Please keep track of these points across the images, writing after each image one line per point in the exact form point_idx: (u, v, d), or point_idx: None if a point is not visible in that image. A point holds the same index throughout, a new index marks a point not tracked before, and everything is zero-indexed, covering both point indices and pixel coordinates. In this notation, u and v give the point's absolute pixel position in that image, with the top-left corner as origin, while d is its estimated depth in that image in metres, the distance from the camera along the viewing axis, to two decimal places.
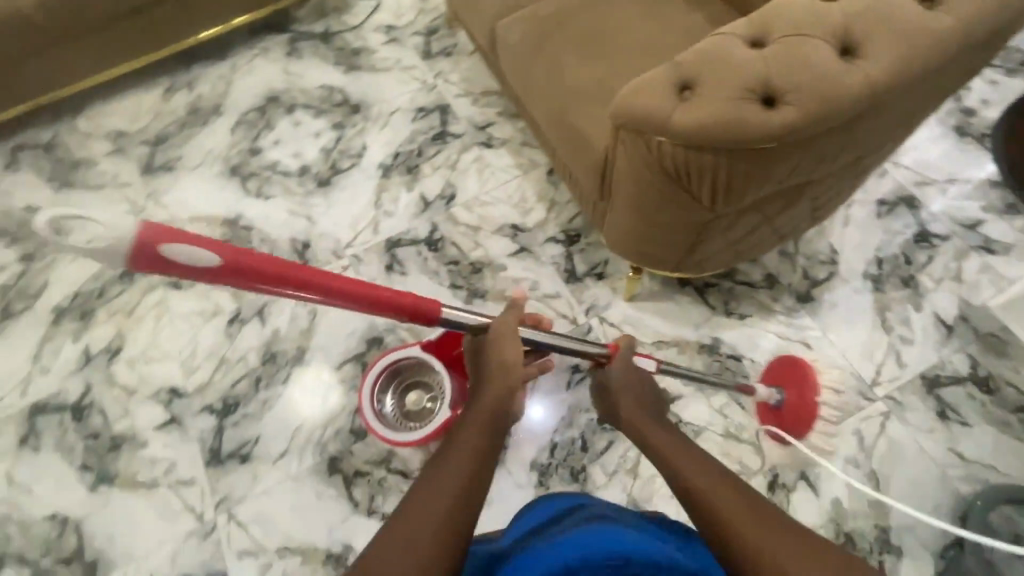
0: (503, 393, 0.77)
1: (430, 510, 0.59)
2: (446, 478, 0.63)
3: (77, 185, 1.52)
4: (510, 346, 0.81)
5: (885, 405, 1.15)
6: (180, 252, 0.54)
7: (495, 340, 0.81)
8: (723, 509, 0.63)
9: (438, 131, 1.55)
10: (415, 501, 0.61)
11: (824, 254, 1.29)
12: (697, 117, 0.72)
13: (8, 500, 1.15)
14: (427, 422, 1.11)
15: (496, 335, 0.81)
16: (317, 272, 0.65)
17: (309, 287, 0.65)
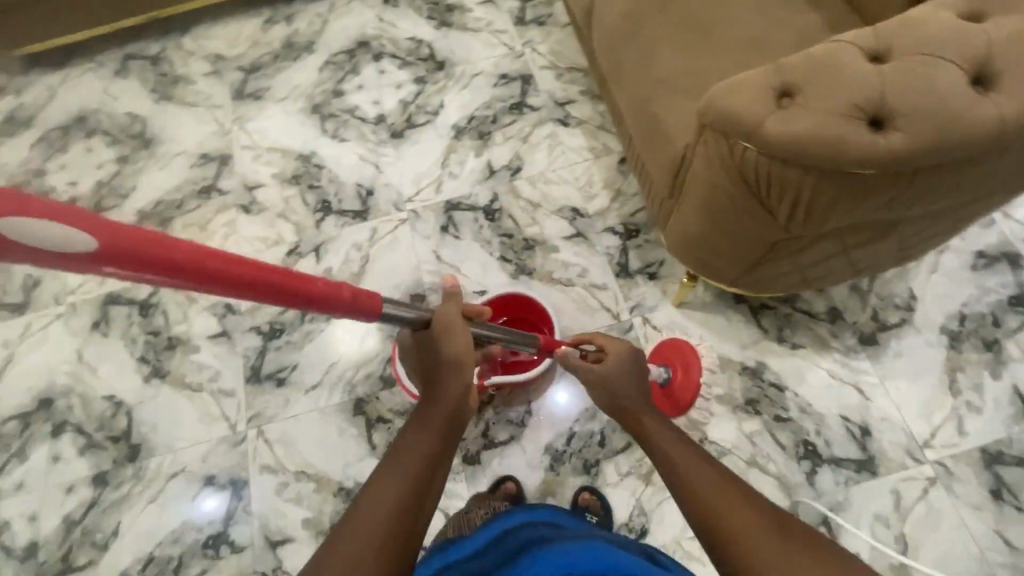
0: (460, 391, 0.69)
1: (380, 517, 0.55)
2: (396, 481, 0.58)
3: (175, 99, 1.62)
4: (458, 342, 0.72)
5: (933, 470, 1.06)
6: (38, 233, 0.34)
7: (440, 336, 0.72)
8: (727, 520, 0.60)
9: (517, 101, 1.52)
10: (361, 509, 0.56)
11: (901, 298, 1.20)
12: (793, 128, 0.66)
13: (75, 374, 1.27)
14: None
15: (440, 330, 0.72)
16: (235, 257, 0.47)
17: (239, 284, 0.48)
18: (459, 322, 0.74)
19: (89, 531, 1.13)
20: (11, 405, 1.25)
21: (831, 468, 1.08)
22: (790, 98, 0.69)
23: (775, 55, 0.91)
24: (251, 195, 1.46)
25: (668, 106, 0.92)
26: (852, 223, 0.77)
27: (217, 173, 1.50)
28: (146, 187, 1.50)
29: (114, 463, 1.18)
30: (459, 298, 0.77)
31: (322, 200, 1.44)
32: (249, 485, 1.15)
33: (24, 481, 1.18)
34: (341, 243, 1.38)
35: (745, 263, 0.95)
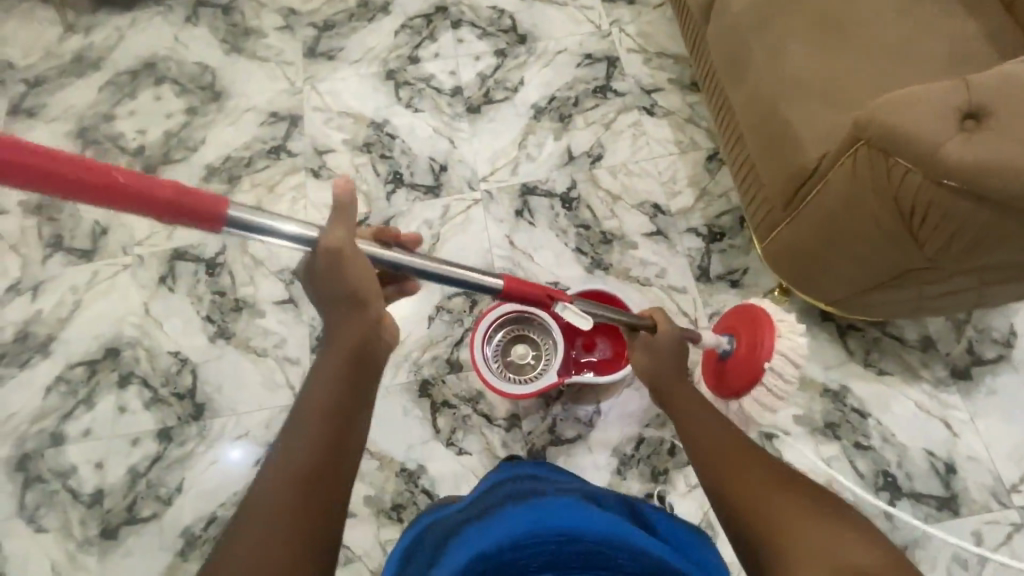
0: (358, 334, 0.66)
1: (286, 478, 0.55)
2: (299, 445, 0.58)
3: (245, 52, 1.57)
4: (354, 273, 0.65)
5: (1019, 516, 1.02)
6: None
7: (331, 267, 0.64)
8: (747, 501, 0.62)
9: (601, 84, 1.45)
10: (268, 475, 0.56)
11: (999, 333, 1.13)
12: (978, 156, 0.61)
13: (141, 326, 1.27)
14: (528, 377, 1.12)
15: (328, 261, 0.64)
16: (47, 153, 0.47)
17: (54, 180, 0.48)
18: (357, 255, 0.66)
19: (153, 484, 1.14)
20: (78, 352, 1.26)
21: (910, 503, 1.04)
22: (974, 122, 0.64)
23: (925, 64, 0.84)
24: (321, 160, 1.43)
25: (800, 109, 0.85)
26: (999, 260, 0.72)
27: (287, 134, 1.46)
28: (215, 142, 1.47)
29: (179, 420, 1.19)
30: (348, 221, 0.64)
31: (393, 171, 1.40)
32: None
33: (90, 428, 1.19)
34: (412, 218, 1.34)
35: (854, 288, 0.90)
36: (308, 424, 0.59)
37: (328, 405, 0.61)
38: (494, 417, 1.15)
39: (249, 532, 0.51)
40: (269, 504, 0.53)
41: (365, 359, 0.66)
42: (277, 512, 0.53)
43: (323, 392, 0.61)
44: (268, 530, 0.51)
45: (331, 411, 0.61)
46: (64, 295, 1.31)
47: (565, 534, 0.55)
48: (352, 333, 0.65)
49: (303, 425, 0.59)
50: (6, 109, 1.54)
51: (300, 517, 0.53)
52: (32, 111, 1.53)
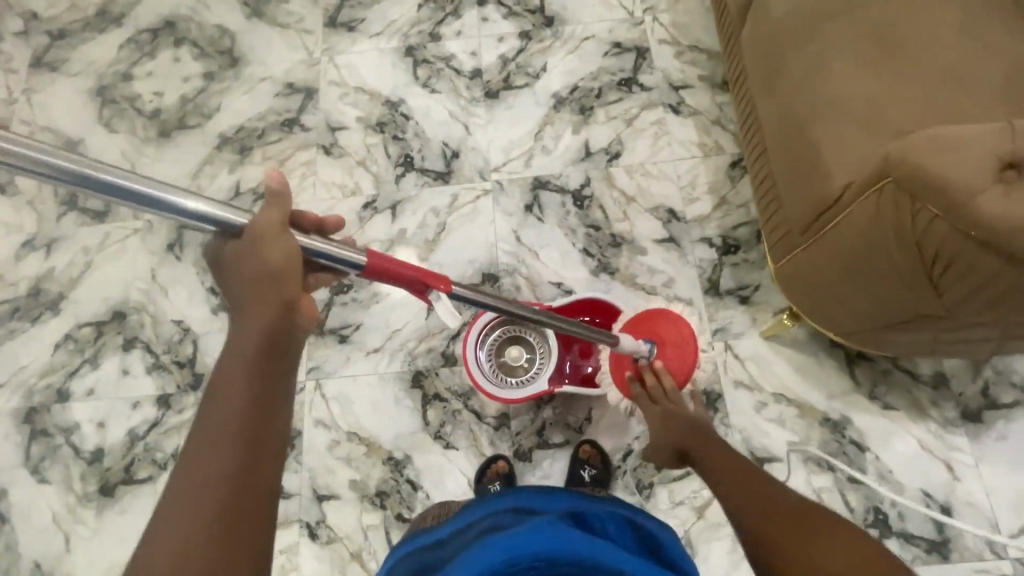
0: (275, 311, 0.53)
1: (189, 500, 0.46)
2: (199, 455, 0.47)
3: (265, 17, 1.53)
4: (275, 249, 0.53)
5: (1011, 567, 0.99)
6: None
7: (249, 246, 0.52)
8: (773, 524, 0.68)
9: (627, 76, 1.38)
10: (174, 493, 0.46)
11: (1020, 377, 1.08)
12: (1013, 211, 0.57)
13: (148, 292, 1.29)
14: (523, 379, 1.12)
15: (251, 239, 0.52)
16: None
17: None
18: (276, 232, 0.53)
19: (151, 449, 1.18)
20: (87, 313, 1.29)
21: (898, 542, 1.01)
22: (1014, 173, 0.59)
23: (977, 93, 0.78)
24: (334, 137, 1.40)
25: (830, 132, 0.80)
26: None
27: (301, 107, 1.44)
28: (229, 110, 1.45)
29: (178, 388, 1.21)
30: (283, 204, 0.54)
31: (404, 153, 1.37)
32: (302, 436, 1.16)
33: (94, 389, 1.23)
34: (419, 204, 1.32)
35: (865, 324, 0.85)
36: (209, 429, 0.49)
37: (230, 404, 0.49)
38: (484, 415, 1.14)
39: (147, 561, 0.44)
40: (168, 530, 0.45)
41: (283, 345, 0.54)
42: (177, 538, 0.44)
43: (229, 389, 0.50)
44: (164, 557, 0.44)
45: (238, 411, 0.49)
46: (76, 255, 1.33)
47: (543, 559, 0.56)
48: (264, 319, 0.53)
49: (209, 426, 0.49)
50: (28, 61, 1.54)
51: (202, 543, 0.45)
52: (53, 65, 1.53)
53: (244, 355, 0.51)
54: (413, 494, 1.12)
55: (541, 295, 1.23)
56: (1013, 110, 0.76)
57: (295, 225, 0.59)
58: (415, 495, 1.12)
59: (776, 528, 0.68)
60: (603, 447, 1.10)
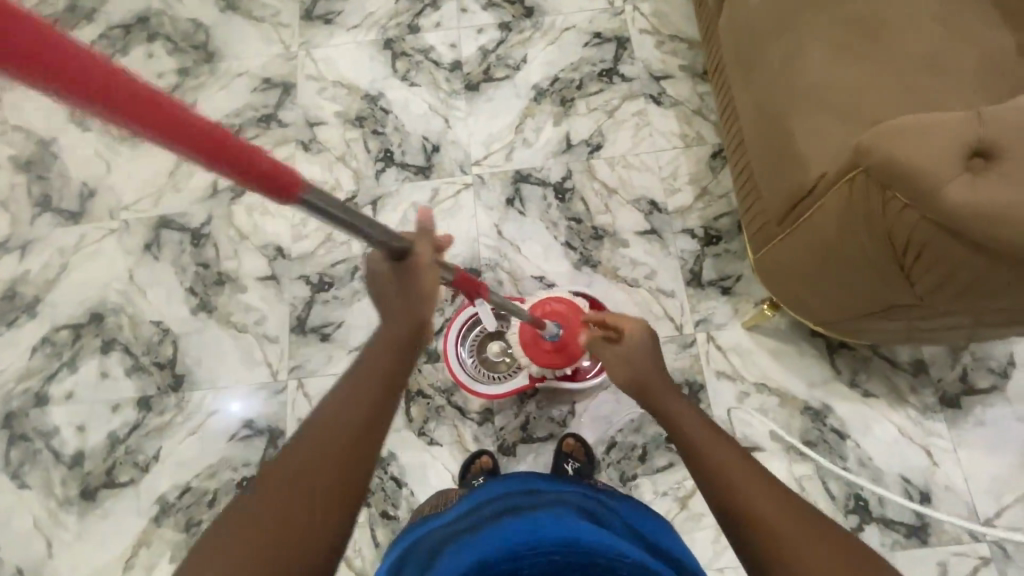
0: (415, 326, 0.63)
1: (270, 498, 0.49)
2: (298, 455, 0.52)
3: (240, 11, 1.50)
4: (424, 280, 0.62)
5: (989, 550, 1.00)
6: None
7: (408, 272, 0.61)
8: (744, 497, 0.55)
9: (607, 67, 1.37)
10: (299, 450, 0.53)
11: (997, 362, 1.09)
12: (982, 200, 0.57)
13: (125, 294, 1.27)
14: (505, 375, 1.11)
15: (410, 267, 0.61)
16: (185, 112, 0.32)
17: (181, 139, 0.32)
18: (430, 267, 0.62)
19: (132, 451, 1.17)
20: (64, 316, 1.27)
21: (878, 528, 1.02)
22: (984, 160, 0.59)
23: (952, 82, 0.78)
24: (312, 132, 1.38)
25: (806, 122, 0.79)
26: (998, 308, 0.67)
27: (279, 102, 1.42)
28: (205, 106, 1.43)
29: (159, 390, 1.20)
30: (429, 236, 0.62)
31: (384, 148, 1.35)
32: (286, 435, 1.16)
33: (73, 392, 1.21)
34: (399, 199, 1.31)
35: (844, 314, 0.85)
36: (317, 433, 0.54)
37: (340, 418, 0.55)
38: (468, 411, 1.14)
39: (217, 543, 0.47)
40: (245, 520, 0.48)
41: (408, 353, 0.63)
42: (253, 532, 0.47)
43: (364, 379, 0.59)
44: (264, 514, 0.49)
45: (342, 426, 0.55)
46: (51, 257, 1.31)
47: (568, 544, 0.54)
48: (402, 329, 0.62)
49: (342, 403, 0.57)
50: None
51: (314, 504, 0.50)
52: None
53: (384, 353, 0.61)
54: (397, 491, 1.11)
55: (524, 289, 1.22)
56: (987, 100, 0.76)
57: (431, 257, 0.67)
58: (400, 491, 1.12)
59: (757, 498, 0.55)
60: (587, 440, 1.10)
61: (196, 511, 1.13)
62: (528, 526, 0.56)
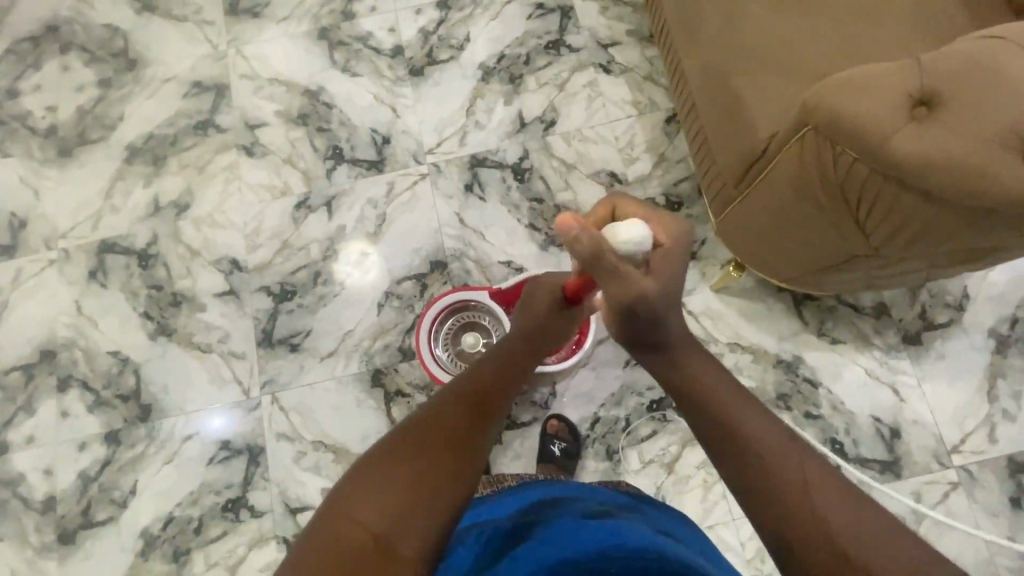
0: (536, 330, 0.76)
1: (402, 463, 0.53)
2: (428, 425, 0.57)
3: (159, 11, 1.40)
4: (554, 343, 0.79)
5: (956, 475, 1.06)
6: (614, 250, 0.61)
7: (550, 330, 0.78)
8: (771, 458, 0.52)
9: (554, 39, 1.33)
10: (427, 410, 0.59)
11: (952, 297, 1.13)
12: (926, 147, 0.57)
13: (76, 326, 1.21)
14: None
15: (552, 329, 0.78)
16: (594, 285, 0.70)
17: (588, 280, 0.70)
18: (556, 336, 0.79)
19: (106, 488, 1.12)
20: (11, 357, 1.20)
21: (855, 468, 1.07)
22: (927, 108, 0.59)
23: (894, 33, 0.78)
24: (253, 135, 1.31)
25: (752, 82, 0.79)
26: (952, 253, 0.69)
27: (214, 106, 1.34)
28: (134, 118, 1.34)
29: (126, 422, 1.15)
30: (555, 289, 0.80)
31: (332, 145, 1.30)
32: (266, 451, 1.13)
33: (33, 435, 1.15)
34: (354, 196, 1.26)
35: (807, 269, 0.86)
36: (445, 410, 0.59)
37: (466, 403, 0.61)
38: None
39: (354, 491, 0.51)
40: (376, 478, 0.52)
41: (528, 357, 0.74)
42: (373, 495, 0.51)
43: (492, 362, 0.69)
44: (392, 462, 0.53)
45: (470, 410, 0.60)
46: None
47: (652, 554, 0.50)
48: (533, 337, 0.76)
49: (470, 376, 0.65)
50: None
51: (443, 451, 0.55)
52: None
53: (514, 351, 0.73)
54: None
55: (492, 276, 1.21)
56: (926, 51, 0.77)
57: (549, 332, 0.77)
58: None
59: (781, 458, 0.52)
60: (570, 420, 1.11)
61: (183, 539, 1.10)
62: (610, 533, 0.53)
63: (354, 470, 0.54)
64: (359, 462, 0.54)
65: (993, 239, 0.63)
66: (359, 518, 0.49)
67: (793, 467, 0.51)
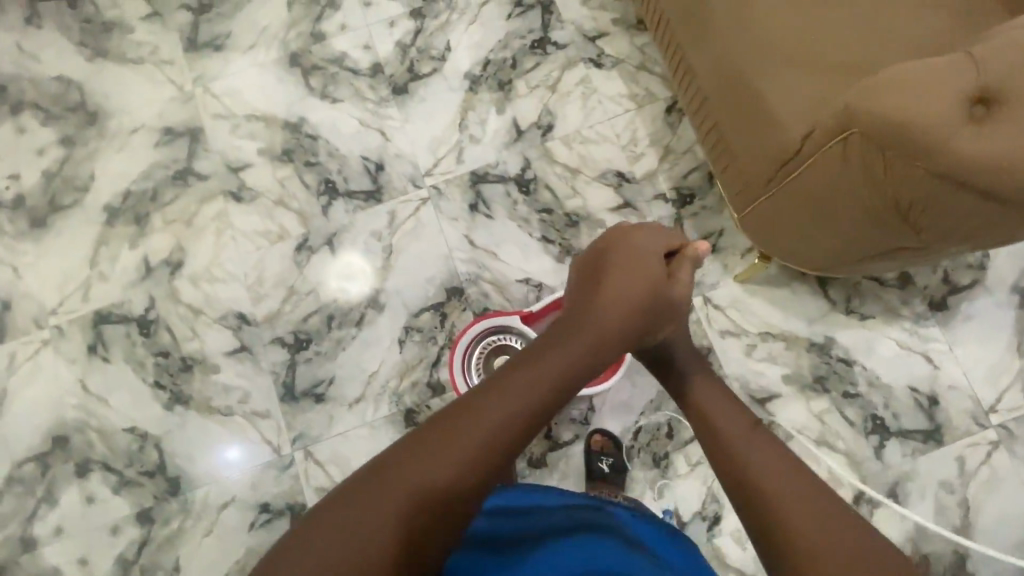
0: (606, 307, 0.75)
1: (417, 476, 0.58)
2: (446, 436, 0.61)
3: (112, 55, 1.30)
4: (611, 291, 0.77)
5: (996, 433, 1.07)
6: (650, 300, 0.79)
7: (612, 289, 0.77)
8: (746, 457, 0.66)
9: (538, 37, 1.27)
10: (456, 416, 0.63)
11: (974, 257, 1.13)
12: (989, 151, 0.55)
13: (85, 407, 1.15)
14: None
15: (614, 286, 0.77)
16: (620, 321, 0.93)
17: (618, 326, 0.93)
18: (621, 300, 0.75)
19: (148, 569, 1.09)
20: (21, 448, 1.13)
21: (898, 441, 1.07)
22: (984, 107, 0.57)
23: (917, 18, 0.76)
24: (238, 179, 1.24)
25: (776, 81, 0.76)
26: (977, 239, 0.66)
27: (189, 153, 1.26)
28: (105, 176, 1.25)
29: (156, 499, 1.11)
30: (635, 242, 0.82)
31: (324, 179, 1.23)
32: (307, 508, 1.10)
33: (61, 526, 1.10)
34: (355, 230, 1.21)
35: (837, 262, 0.85)
36: (468, 427, 0.62)
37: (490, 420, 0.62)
38: None
39: (361, 494, 0.57)
40: (381, 484, 0.58)
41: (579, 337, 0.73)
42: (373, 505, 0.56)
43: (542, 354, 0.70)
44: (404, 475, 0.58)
45: (492, 436, 0.62)
46: None
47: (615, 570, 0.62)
48: (600, 316, 0.74)
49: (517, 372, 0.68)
50: None
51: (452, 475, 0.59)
52: None
53: (571, 330, 0.73)
54: None
55: (512, 296, 1.17)
56: (951, 33, 0.75)
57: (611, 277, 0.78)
58: None
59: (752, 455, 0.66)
60: (612, 433, 1.09)
61: None
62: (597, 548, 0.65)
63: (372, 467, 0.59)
64: (379, 461, 0.60)
65: None
66: (355, 522, 0.55)
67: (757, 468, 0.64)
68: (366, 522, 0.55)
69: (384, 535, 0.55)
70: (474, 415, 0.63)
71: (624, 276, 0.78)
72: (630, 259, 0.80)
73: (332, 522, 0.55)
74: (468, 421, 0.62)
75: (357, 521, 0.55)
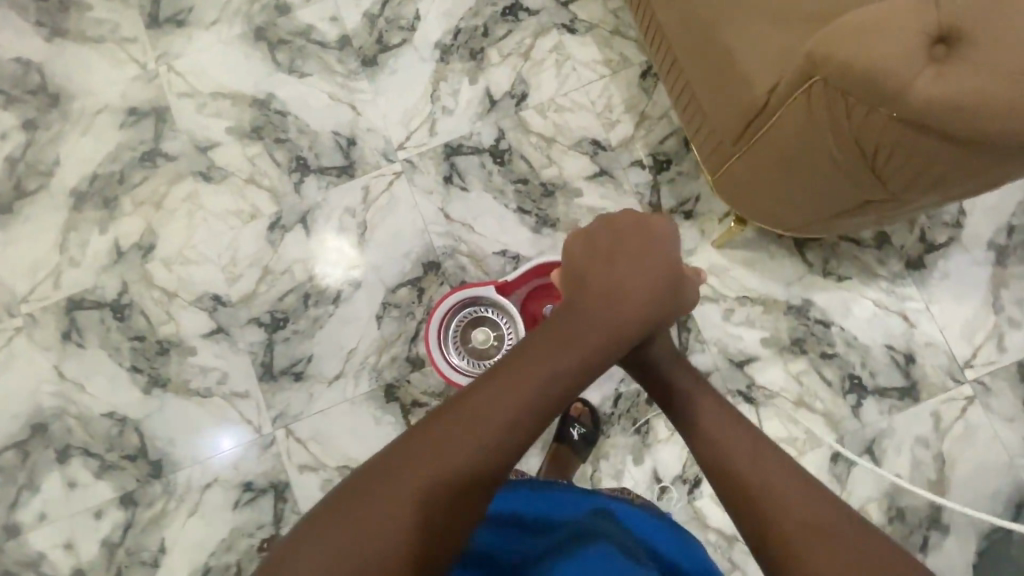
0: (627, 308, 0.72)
1: (414, 482, 0.54)
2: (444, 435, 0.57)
3: (71, 34, 1.26)
4: (630, 289, 0.73)
5: (971, 388, 1.08)
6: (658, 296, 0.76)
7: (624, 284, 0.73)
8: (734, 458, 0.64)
9: (509, 4, 1.24)
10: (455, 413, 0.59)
11: (951, 215, 1.13)
12: (950, 90, 0.54)
13: (62, 394, 1.14)
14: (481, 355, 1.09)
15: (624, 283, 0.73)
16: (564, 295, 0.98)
17: None
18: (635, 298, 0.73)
19: (134, 551, 1.09)
20: None
21: (876, 399, 1.08)
22: (945, 47, 0.56)
23: None
24: (208, 158, 1.22)
25: (741, 34, 0.74)
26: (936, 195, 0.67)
27: (156, 133, 1.23)
28: (70, 158, 1.22)
29: (139, 482, 1.11)
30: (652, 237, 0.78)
31: (295, 156, 1.21)
32: (291, 486, 1.10)
33: (44, 512, 1.10)
34: (329, 207, 1.19)
35: (814, 218, 0.83)
36: (469, 422, 0.58)
37: (489, 414, 0.59)
38: None
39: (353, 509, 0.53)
40: (374, 496, 0.54)
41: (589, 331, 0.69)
42: (365, 521, 0.52)
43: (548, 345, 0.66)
44: (399, 483, 0.54)
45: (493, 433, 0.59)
46: None
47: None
48: (613, 314, 0.71)
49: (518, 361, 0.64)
50: None
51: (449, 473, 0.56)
52: None
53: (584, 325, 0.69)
54: None
55: (490, 269, 1.16)
56: None
57: (632, 274, 0.74)
58: None
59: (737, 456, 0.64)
60: (592, 402, 1.10)
61: None
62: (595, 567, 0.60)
63: (360, 476, 0.55)
64: (366, 467, 0.56)
65: (1002, 173, 0.62)
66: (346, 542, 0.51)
67: (759, 469, 0.62)
68: (358, 530, 0.51)
69: (375, 545, 0.51)
70: (459, 424, 0.58)
71: (618, 279, 0.74)
72: (642, 261, 0.76)
73: (324, 538, 0.51)
74: (453, 431, 0.58)
75: (352, 541, 0.51)
